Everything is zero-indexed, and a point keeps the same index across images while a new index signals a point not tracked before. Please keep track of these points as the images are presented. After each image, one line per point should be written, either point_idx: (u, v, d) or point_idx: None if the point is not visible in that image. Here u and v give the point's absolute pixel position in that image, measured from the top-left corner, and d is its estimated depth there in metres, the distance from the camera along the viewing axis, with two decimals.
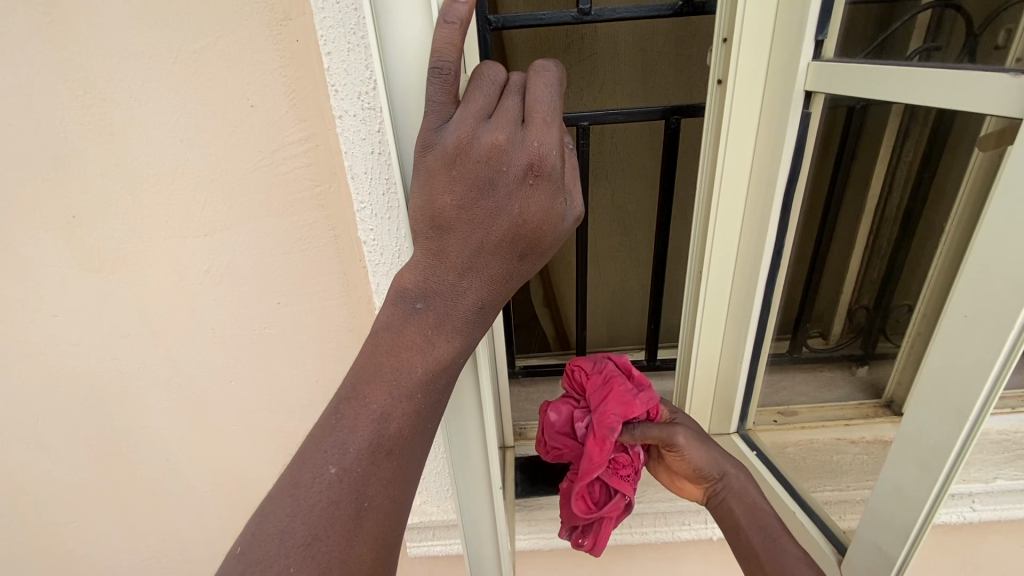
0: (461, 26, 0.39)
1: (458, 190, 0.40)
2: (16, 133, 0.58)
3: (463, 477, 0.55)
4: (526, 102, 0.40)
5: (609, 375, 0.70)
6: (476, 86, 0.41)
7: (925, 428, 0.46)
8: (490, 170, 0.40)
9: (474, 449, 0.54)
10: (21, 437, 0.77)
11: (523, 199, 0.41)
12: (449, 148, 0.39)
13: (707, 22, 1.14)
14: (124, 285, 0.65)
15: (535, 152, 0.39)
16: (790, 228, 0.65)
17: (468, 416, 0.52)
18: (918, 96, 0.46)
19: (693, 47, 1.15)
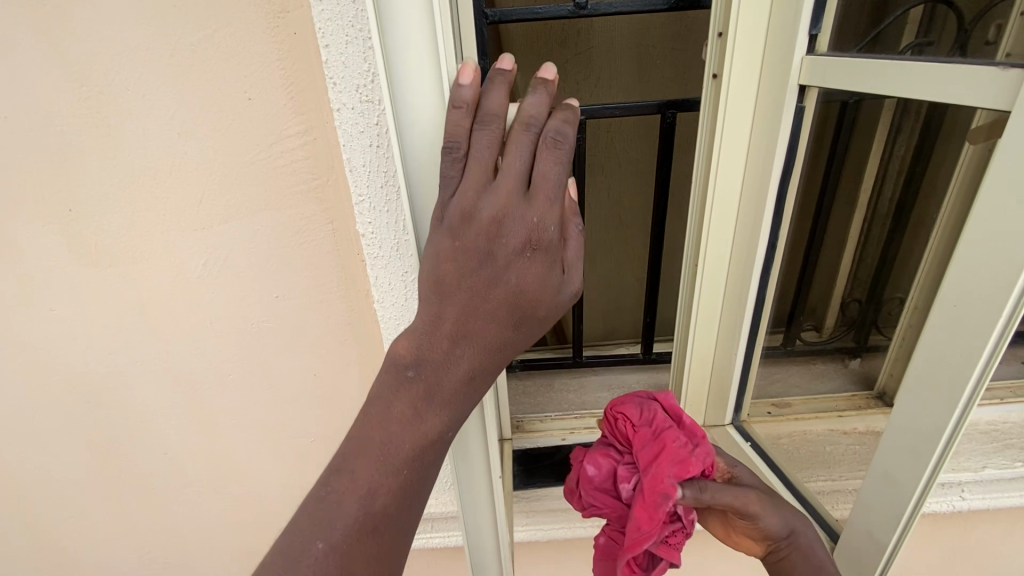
0: (469, 110, 0.42)
1: (459, 261, 0.43)
2: (11, 127, 0.58)
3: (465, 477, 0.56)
4: (526, 178, 0.42)
5: (661, 427, 0.61)
6: (483, 150, 0.42)
7: (913, 417, 0.47)
8: (489, 243, 0.42)
9: (474, 445, 0.55)
10: (17, 432, 0.77)
11: (520, 270, 0.43)
12: (453, 223, 0.42)
13: (702, 16, 1.14)
14: (121, 280, 0.65)
15: (533, 228, 0.42)
16: (784, 222, 0.66)
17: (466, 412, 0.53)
18: (909, 88, 0.47)
19: (688, 41, 1.16)
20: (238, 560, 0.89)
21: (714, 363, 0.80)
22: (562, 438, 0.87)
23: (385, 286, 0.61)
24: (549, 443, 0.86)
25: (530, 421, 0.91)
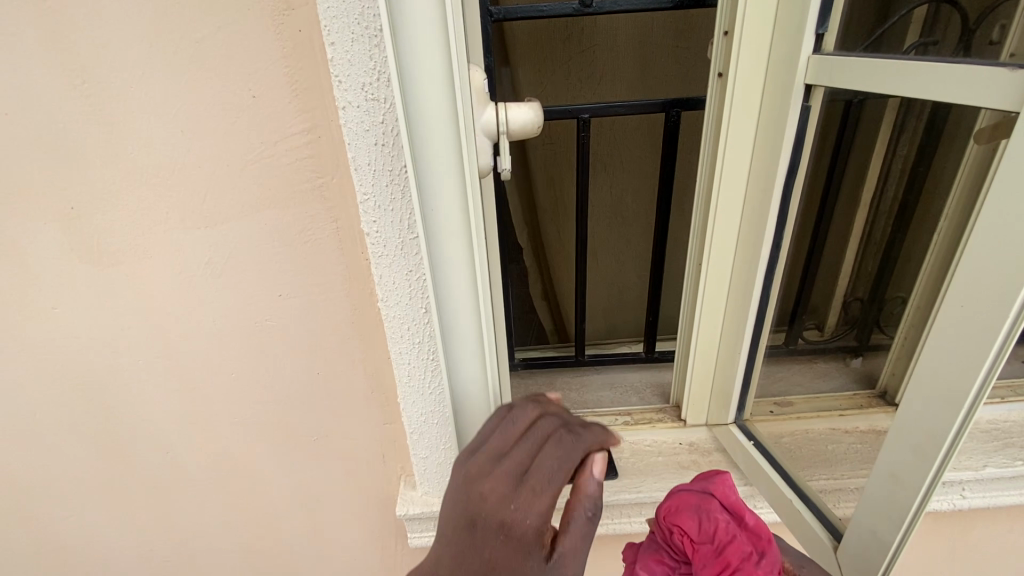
0: (501, 415, 0.51)
1: (456, 510, 0.46)
2: (13, 124, 0.57)
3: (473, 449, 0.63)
4: (524, 477, 0.45)
5: (720, 535, 0.55)
6: (512, 426, 0.50)
7: (918, 417, 0.47)
8: (477, 502, 0.45)
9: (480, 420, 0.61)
10: (20, 431, 0.77)
11: (496, 553, 0.44)
12: (461, 474, 0.48)
13: (706, 14, 1.14)
14: (124, 278, 0.65)
15: (510, 516, 0.44)
16: (789, 221, 0.65)
17: (474, 389, 0.59)
18: (914, 88, 0.47)
19: (691, 39, 1.15)
20: (241, 559, 0.89)
21: (717, 361, 0.81)
22: None
23: (390, 285, 0.60)
24: None
25: None
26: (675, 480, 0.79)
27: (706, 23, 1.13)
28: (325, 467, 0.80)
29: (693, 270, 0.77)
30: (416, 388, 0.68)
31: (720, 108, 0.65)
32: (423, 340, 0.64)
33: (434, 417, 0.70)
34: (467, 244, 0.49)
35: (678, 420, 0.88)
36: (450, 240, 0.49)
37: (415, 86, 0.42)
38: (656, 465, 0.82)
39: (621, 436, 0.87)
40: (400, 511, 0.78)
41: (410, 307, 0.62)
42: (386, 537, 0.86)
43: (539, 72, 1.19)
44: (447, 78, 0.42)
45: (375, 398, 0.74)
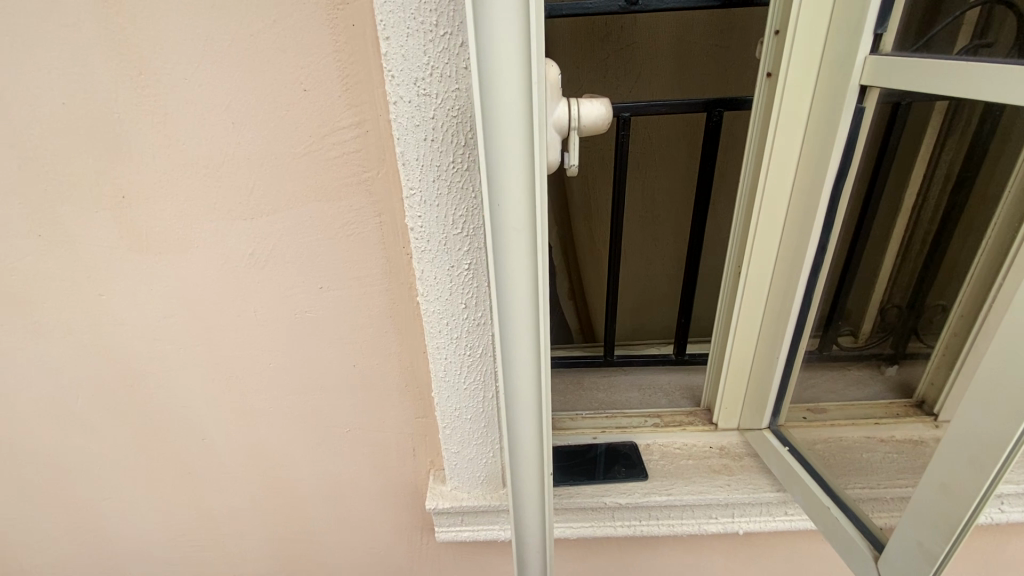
0: None
1: None
2: (69, 113, 0.58)
3: (520, 493, 0.54)
4: None
5: None
6: None
7: (975, 429, 0.46)
8: None
9: (529, 462, 0.52)
10: (63, 413, 0.79)
11: None
12: None
13: (748, 14, 1.12)
14: (170, 266, 0.66)
15: None
16: (836, 223, 0.64)
17: (525, 427, 0.50)
18: (976, 87, 0.46)
19: (730, 38, 1.14)
20: (269, 546, 0.91)
21: (753, 365, 0.80)
22: (594, 436, 0.87)
23: (431, 280, 0.61)
24: (581, 442, 0.86)
25: (561, 419, 0.91)
26: (706, 484, 0.79)
27: (745, 22, 1.12)
28: (356, 458, 0.81)
29: (732, 272, 0.76)
30: (451, 383, 0.68)
31: (768, 108, 0.64)
32: (462, 335, 0.65)
33: (469, 412, 0.71)
34: (531, 260, 0.40)
35: (709, 424, 0.87)
36: (512, 258, 0.40)
37: (484, 76, 0.34)
38: (687, 468, 0.82)
39: (651, 438, 0.86)
40: (429, 505, 0.78)
41: (450, 302, 0.62)
42: (413, 529, 0.87)
43: (575, 69, 1.19)
44: (525, 68, 0.34)
45: (409, 392, 0.75)
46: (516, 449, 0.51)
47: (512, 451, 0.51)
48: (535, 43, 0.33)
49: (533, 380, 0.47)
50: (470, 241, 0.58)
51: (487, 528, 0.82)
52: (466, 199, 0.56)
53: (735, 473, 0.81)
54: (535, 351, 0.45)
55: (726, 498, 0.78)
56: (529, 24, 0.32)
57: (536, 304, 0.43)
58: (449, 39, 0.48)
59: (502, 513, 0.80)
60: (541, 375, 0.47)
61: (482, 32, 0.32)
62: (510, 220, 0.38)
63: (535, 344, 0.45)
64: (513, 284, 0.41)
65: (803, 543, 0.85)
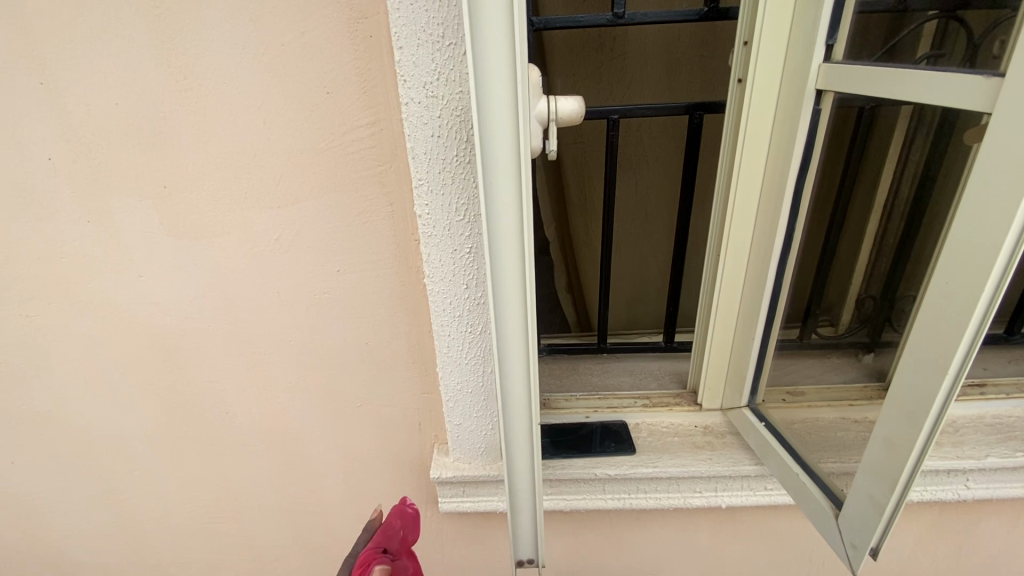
0: None
1: None
2: (118, 112, 0.65)
3: (514, 470, 0.57)
4: None
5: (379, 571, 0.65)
6: None
7: (910, 387, 0.52)
8: None
9: (520, 438, 0.55)
10: (99, 389, 0.86)
11: None
12: None
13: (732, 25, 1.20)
14: (203, 250, 0.74)
15: None
16: (801, 215, 0.71)
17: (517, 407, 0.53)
18: (915, 88, 0.53)
19: (716, 50, 1.22)
20: (282, 516, 0.98)
21: (732, 348, 0.86)
22: (587, 415, 0.94)
23: (437, 262, 0.68)
24: (574, 420, 0.93)
25: (556, 399, 0.98)
26: (690, 458, 0.85)
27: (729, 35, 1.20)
28: (365, 431, 0.88)
29: (711, 263, 0.82)
30: (454, 358, 0.75)
31: (739, 111, 0.71)
32: (464, 313, 0.72)
33: (469, 386, 0.78)
34: (518, 237, 0.45)
35: (694, 405, 0.94)
36: (503, 234, 0.45)
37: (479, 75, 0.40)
38: (672, 444, 0.88)
39: (640, 418, 0.93)
40: (433, 474, 0.85)
41: (453, 282, 0.70)
42: (418, 501, 0.94)
43: (572, 78, 1.27)
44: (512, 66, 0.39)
45: (415, 369, 0.82)
46: (511, 424, 0.55)
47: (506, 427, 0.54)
48: (520, 46, 0.38)
49: (522, 354, 0.51)
50: (471, 227, 0.66)
51: (486, 499, 0.88)
52: (468, 189, 0.63)
53: (717, 449, 0.87)
54: (523, 327, 0.49)
55: (708, 471, 0.84)
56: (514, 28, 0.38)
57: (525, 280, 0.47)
58: (453, 48, 0.56)
59: (500, 484, 0.87)
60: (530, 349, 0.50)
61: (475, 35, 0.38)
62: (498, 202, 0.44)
63: (523, 319, 0.49)
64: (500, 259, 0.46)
65: (782, 519, 0.91)
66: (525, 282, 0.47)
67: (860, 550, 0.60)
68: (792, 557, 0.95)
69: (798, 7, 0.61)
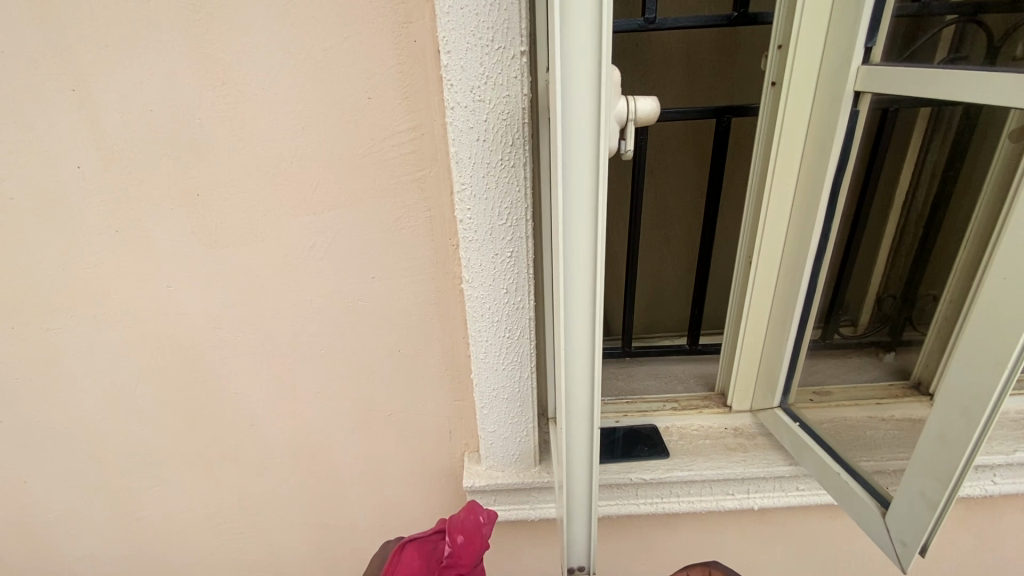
0: None
1: None
2: (152, 119, 0.64)
3: (571, 481, 0.55)
4: None
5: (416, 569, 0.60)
6: None
7: (963, 381, 0.53)
8: None
9: (579, 452, 0.53)
10: (121, 402, 0.83)
11: None
12: None
13: (751, 32, 1.22)
14: (235, 259, 0.72)
15: None
16: (836, 214, 0.72)
17: (577, 419, 0.51)
18: (956, 87, 0.53)
19: (734, 55, 1.24)
20: (307, 529, 0.96)
21: (763, 348, 0.86)
22: (617, 420, 0.93)
23: (477, 268, 0.68)
24: (605, 425, 0.93)
25: None
26: (723, 460, 0.85)
27: (749, 41, 1.21)
28: (395, 440, 0.87)
29: (743, 264, 0.83)
30: (491, 364, 0.75)
31: (774, 114, 0.71)
32: (502, 318, 0.71)
33: (505, 392, 0.77)
34: (591, 245, 0.42)
35: (724, 407, 0.94)
36: (574, 243, 0.42)
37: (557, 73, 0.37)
38: (704, 447, 0.88)
39: (670, 421, 0.93)
40: (466, 482, 0.84)
41: (492, 287, 0.69)
42: (447, 511, 0.92)
43: None
44: (596, 64, 0.36)
45: (448, 376, 0.81)
46: (571, 439, 0.52)
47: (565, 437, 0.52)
48: (607, 43, 0.35)
49: (587, 363, 0.48)
50: (513, 231, 0.65)
51: (517, 508, 0.87)
52: (512, 192, 0.63)
53: (749, 450, 0.87)
54: (591, 336, 0.46)
55: (743, 472, 0.84)
56: (602, 19, 0.34)
57: (594, 294, 0.44)
58: (502, 52, 0.56)
59: (533, 492, 0.86)
60: (595, 359, 0.47)
61: (558, 32, 0.35)
62: (572, 217, 0.41)
63: (591, 329, 0.46)
64: (570, 269, 0.43)
65: (812, 520, 0.91)
66: (595, 293, 0.44)
67: (910, 548, 0.60)
68: (821, 559, 0.95)
69: (835, 11, 0.63)
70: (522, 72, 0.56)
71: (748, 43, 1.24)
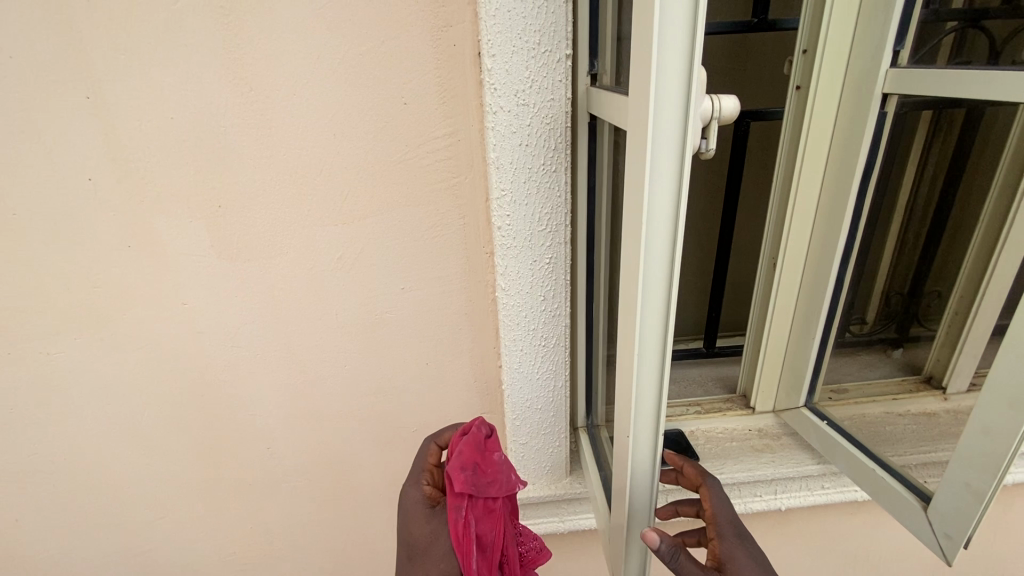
0: None
1: None
2: (173, 128, 0.61)
3: (632, 493, 0.53)
4: None
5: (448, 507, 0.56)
6: None
7: (1012, 370, 0.52)
8: None
9: (643, 462, 0.51)
10: (126, 429, 0.78)
11: None
12: None
13: (760, 38, 1.21)
14: (256, 273, 0.69)
15: None
16: (863, 213, 0.73)
17: (642, 428, 0.49)
18: (982, 86, 0.54)
19: (745, 61, 1.22)
20: (327, 550, 0.93)
21: (787, 348, 0.87)
22: None
23: (513, 275, 0.66)
24: None
25: None
26: (752, 461, 0.85)
27: (760, 46, 1.20)
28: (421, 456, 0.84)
29: (766, 266, 0.85)
30: (525, 374, 0.73)
31: (799, 117, 0.73)
32: (538, 327, 0.70)
33: (540, 402, 0.75)
34: (668, 250, 0.41)
35: (746, 408, 0.95)
36: (652, 244, 0.41)
37: (646, 70, 0.36)
38: (732, 449, 0.88)
39: (696, 425, 0.93)
40: None
41: (530, 294, 0.67)
42: None
43: None
44: (687, 60, 0.35)
45: (478, 388, 0.79)
46: (635, 450, 0.50)
47: (629, 447, 0.50)
48: (701, 38, 0.34)
49: (655, 375, 0.46)
50: (553, 237, 0.64)
51: (546, 521, 0.85)
52: (553, 198, 0.62)
53: (777, 451, 0.87)
54: (662, 342, 0.45)
55: (772, 473, 0.84)
56: (698, 13, 0.33)
57: (668, 301, 0.43)
58: (548, 55, 0.55)
59: (562, 503, 0.84)
60: (665, 371, 0.46)
61: (654, 27, 0.34)
62: (652, 219, 0.40)
63: (664, 334, 0.44)
64: (647, 273, 0.42)
65: (834, 518, 0.91)
66: (670, 298, 0.43)
67: (956, 541, 0.60)
68: (843, 555, 0.96)
69: (861, 15, 0.64)
70: (567, 75, 0.55)
71: (758, 48, 1.22)
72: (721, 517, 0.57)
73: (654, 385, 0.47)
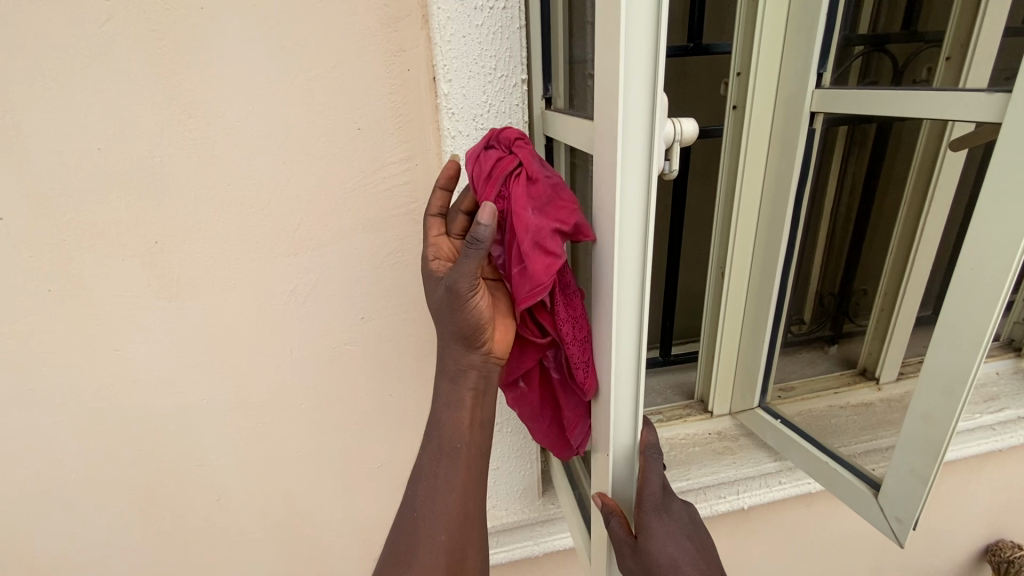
0: None
1: None
2: (104, 160, 0.56)
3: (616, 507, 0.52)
4: None
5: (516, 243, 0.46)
6: None
7: (941, 361, 0.56)
8: None
9: (623, 476, 0.51)
10: (52, 491, 0.70)
11: None
12: None
13: (696, 62, 1.28)
14: (200, 312, 0.64)
15: None
16: (799, 221, 0.78)
17: (621, 442, 0.49)
18: (896, 104, 0.59)
19: (684, 84, 1.29)
20: None
21: (739, 350, 0.92)
22: None
23: None
24: None
25: None
26: (716, 465, 0.89)
27: (696, 70, 1.27)
28: (388, 490, 0.81)
29: (715, 274, 0.89)
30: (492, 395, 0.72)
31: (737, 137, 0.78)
32: None
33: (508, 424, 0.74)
34: (638, 269, 0.42)
35: (705, 412, 0.99)
36: (624, 262, 0.41)
37: (611, 98, 0.37)
38: (695, 455, 0.91)
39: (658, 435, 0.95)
40: None
41: None
42: None
43: None
44: (650, 89, 0.36)
45: None
46: (615, 465, 0.50)
47: (608, 463, 0.50)
48: (662, 64, 0.35)
49: (631, 394, 0.47)
50: None
51: (522, 546, 0.84)
52: None
53: (737, 452, 0.92)
54: (636, 356, 0.45)
55: (735, 472, 0.88)
56: (658, 43, 0.35)
57: (640, 319, 0.43)
58: (505, 80, 0.56)
59: (537, 526, 0.84)
60: (639, 386, 0.46)
61: (619, 59, 0.35)
62: (624, 239, 0.40)
63: (637, 348, 0.45)
64: (620, 294, 0.43)
65: (790, 512, 0.96)
66: (642, 314, 0.43)
67: (906, 524, 0.64)
68: (799, 546, 1.01)
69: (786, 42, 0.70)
70: (522, 98, 0.56)
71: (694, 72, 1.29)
72: (648, 489, 0.51)
73: (631, 400, 0.47)
